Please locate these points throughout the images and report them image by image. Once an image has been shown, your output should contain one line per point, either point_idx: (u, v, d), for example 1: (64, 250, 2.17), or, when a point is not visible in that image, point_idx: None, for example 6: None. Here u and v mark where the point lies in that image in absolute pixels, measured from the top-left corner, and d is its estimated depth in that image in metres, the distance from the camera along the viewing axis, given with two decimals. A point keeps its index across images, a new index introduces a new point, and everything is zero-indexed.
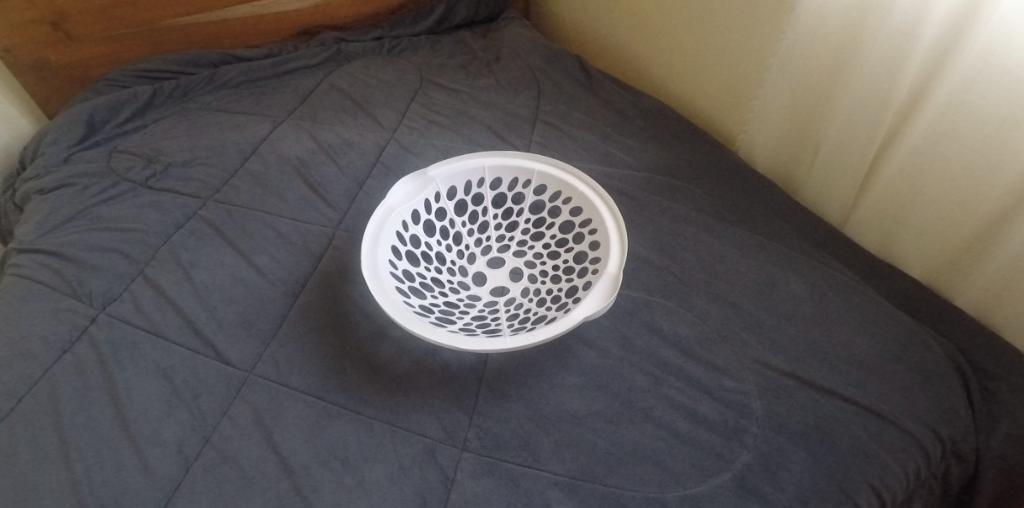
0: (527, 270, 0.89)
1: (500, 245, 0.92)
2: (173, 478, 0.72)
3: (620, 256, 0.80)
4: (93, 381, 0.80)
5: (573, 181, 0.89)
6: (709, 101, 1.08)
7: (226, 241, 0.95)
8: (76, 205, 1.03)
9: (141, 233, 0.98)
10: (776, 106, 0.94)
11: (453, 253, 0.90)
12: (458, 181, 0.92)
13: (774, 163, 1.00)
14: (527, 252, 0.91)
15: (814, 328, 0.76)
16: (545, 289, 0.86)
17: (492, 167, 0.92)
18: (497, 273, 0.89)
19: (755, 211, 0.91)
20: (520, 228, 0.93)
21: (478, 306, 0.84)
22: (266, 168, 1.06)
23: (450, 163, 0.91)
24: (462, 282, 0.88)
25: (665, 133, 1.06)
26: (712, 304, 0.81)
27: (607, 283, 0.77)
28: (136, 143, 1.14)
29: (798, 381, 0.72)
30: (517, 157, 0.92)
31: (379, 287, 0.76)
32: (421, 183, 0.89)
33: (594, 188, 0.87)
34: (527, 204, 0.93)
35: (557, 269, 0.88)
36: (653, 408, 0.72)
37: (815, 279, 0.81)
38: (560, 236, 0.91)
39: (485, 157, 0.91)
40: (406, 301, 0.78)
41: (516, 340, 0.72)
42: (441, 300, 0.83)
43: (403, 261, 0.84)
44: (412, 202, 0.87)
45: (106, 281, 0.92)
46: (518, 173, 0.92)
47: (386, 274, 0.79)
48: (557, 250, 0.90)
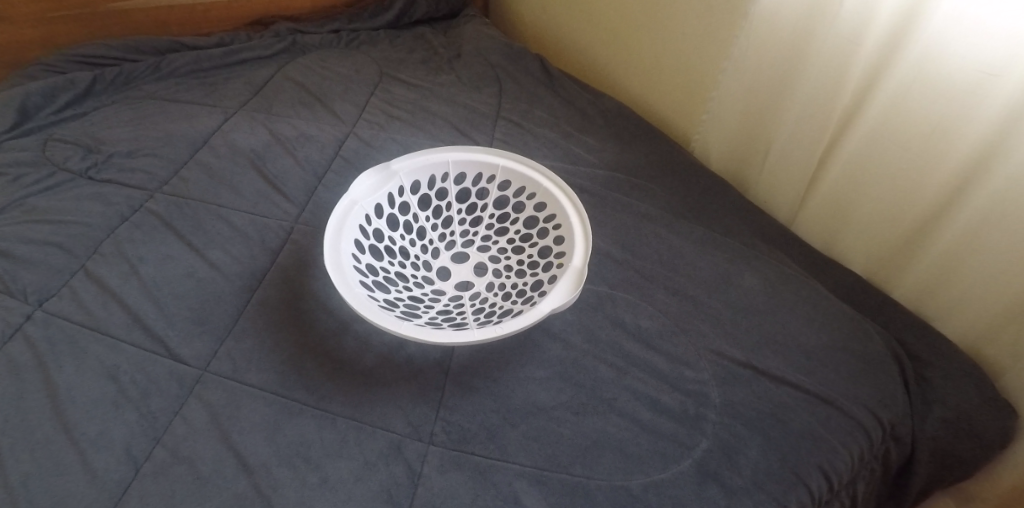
0: (492, 265, 0.89)
1: (464, 240, 0.92)
2: (122, 482, 0.69)
3: (584, 250, 0.81)
4: (30, 381, 0.76)
5: (538, 176, 0.90)
6: (666, 103, 1.11)
7: (176, 235, 0.92)
8: (6, 195, 0.97)
9: (81, 226, 0.93)
10: (730, 109, 0.98)
11: (417, 248, 0.90)
12: (422, 175, 0.91)
13: (729, 165, 1.04)
14: (491, 247, 0.91)
15: (768, 320, 0.80)
16: (510, 283, 0.86)
17: (456, 162, 0.92)
18: (462, 267, 0.89)
19: (711, 209, 0.95)
20: (484, 223, 0.93)
21: (443, 301, 0.83)
22: (219, 161, 1.03)
23: (413, 157, 0.90)
24: (426, 276, 0.87)
25: (624, 133, 1.08)
26: (672, 298, 0.83)
27: (572, 277, 0.78)
28: (74, 132, 1.08)
29: (753, 370, 0.75)
30: (482, 152, 0.92)
31: (342, 281, 0.75)
32: (384, 177, 0.88)
33: (559, 184, 0.88)
34: (491, 200, 0.93)
35: (522, 264, 0.88)
36: (617, 399, 0.74)
37: (768, 273, 0.85)
38: (524, 231, 0.91)
39: (449, 151, 0.91)
40: (371, 295, 0.77)
41: (483, 332, 0.73)
42: (406, 295, 0.82)
43: (367, 255, 0.83)
44: (375, 196, 0.86)
45: (43, 276, 0.87)
46: (482, 168, 0.92)
47: (349, 268, 0.78)
48: (521, 245, 0.90)
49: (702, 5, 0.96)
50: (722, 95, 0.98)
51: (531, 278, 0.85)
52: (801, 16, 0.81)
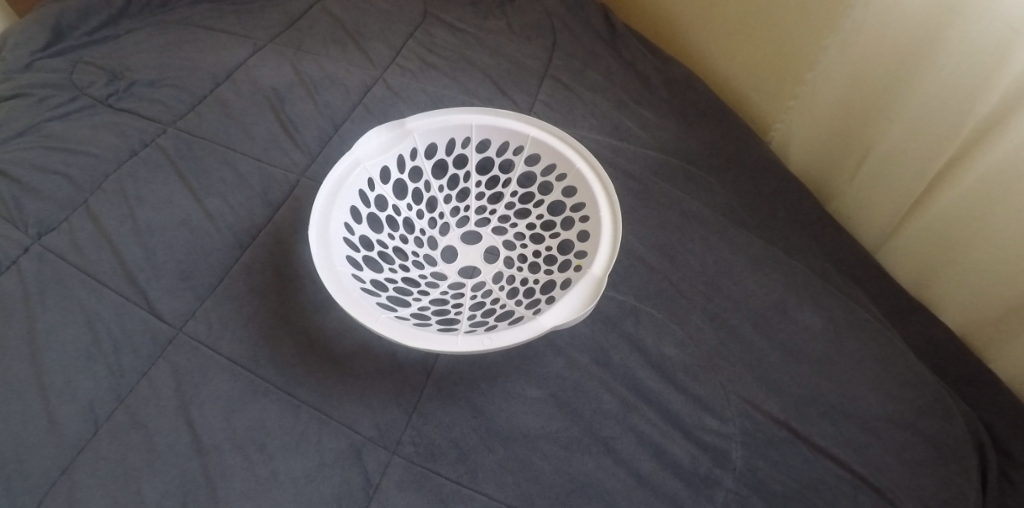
0: (505, 252, 0.77)
1: (479, 218, 0.81)
2: (81, 438, 0.64)
3: (610, 255, 0.67)
4: (10, 315, 0.72)
5: (572, 156, 0.76)
6: (747, 76, 0.92)
7: (179, 177, 0.86)
8: (29, 119, 0.96)
9: (91, 157, 0.89)
10: (826, 94, 0.78)
11: (424, 221, 0.79)
12: (439, 138, 0.79)
13: (812, 163, 0.86)
14: (508, 230, 0.80)
15: (822, 373, 0.66)
16: (519, 277, 0.74)
17: (480, 127, 0.79)
18: (470, 250, 0.78)
19: (779, 220, 0.79)
20: (504, 201, 0.81)
21: (441, 288, 0.73)
22: (240, 99, 0.96)
23: (432, 117, 0.78)
24: (428, 256, 0.77)
25: (689, 109, 0.92)
26: (707, 323, 0.69)
27: (588, 286, 0.65)
28: (103, 56, 1.06)
29: (791, 432, 0.63)
30: (511, 119, 0.79)
31: (323, 254, 0.65)
32: (396, 136, 0.77)
33: (594, 168, 0.74)
34: (515, 176, 0.81)
35: (538, 256, 0.76)
36: (616, 439, 0.62)
37: (834, 311, 0.70)
38: (547, 217, 0.79)
39: (474, 113, 0.79)
40: (355, 274, 0.67)
41: (467, 342, 0.60)
42: (399, 277, 0.72)
43: (363, 225, 0.73)
44: (382, 158, 0.76)
45: (47, 206, 0.84)
46: (509, 138, 0.80)
47: (337, 239, 0.68)
48: (541, 233, 0.78)
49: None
50: (821, 76, 0.79)
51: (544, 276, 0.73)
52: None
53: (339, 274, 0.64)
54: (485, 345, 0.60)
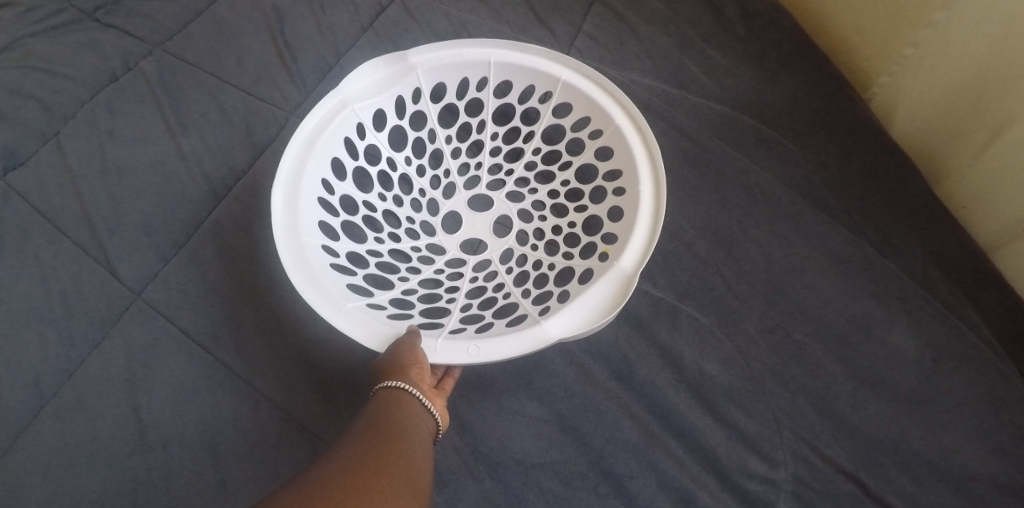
0: (519, 224, 0.65)
1: (492, 180, 0.68)
2: (24, 414, 0.56)
3: (646, 245, 0.53)
4: None
5: (611, 109, 0.60)
6: (848, 13, 0.72)
7: (159, 108, 0.74)
8: (12, 33, 0.84)
9: (68, 80, 0.78)
10: (964, 38, 0.59)
11: (426, 180, 0.67)
12: (450, 77, 0.64)
13: (923, 128, 0.66)
14: (525, 198, 0.67)
15: (911, 414, 0.51)
16: (532, 258, 0.62)
17: (501, 66, 0.63)
18: (477, 220, 0.66)
19: (874, 203, 0.61)
20: (525, 161, 0.67)
21: (435, 266, 0.62)
22: (235, 15, 0.82)
23: (441, 49, 0.63)
24: (426, 224, 0.65)
25: (770, 51, 0.73)
26: (764, 336, 0.55)
27: (615, 284, 0.51)
28: None
29: (859, 490, 0.50)
30: (540, 58, 0.62)
31: (288, 217, 0.54)
32: (397, 73, 0.62)
33: (638, 127, 0.58)
34: (539, 130, 0.66)
35: (558, 234, 0.63)
36: (633, 478, 0.50)
37: (936, 333, 0.54)
38: (574, 185, 0.65)
39: (493, 46, 0.63)
40: (325, 245, 0.56)
41: (444, 352, 0.49)
42: (385, 250, 0.61)
43: (347, 182, 0.61)
44: (376, 100, 0.62)
45: (18, 135, 0.73)
46: (536, 81, 0.64)
47: (308, 200, 0.56)
48: (564, 205, 0.65)
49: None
50: (961, 7, 0.58)
51: (560, 261, 0.60)
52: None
53: (303, 246, 0.53)
54: (474, 356, 0.48)
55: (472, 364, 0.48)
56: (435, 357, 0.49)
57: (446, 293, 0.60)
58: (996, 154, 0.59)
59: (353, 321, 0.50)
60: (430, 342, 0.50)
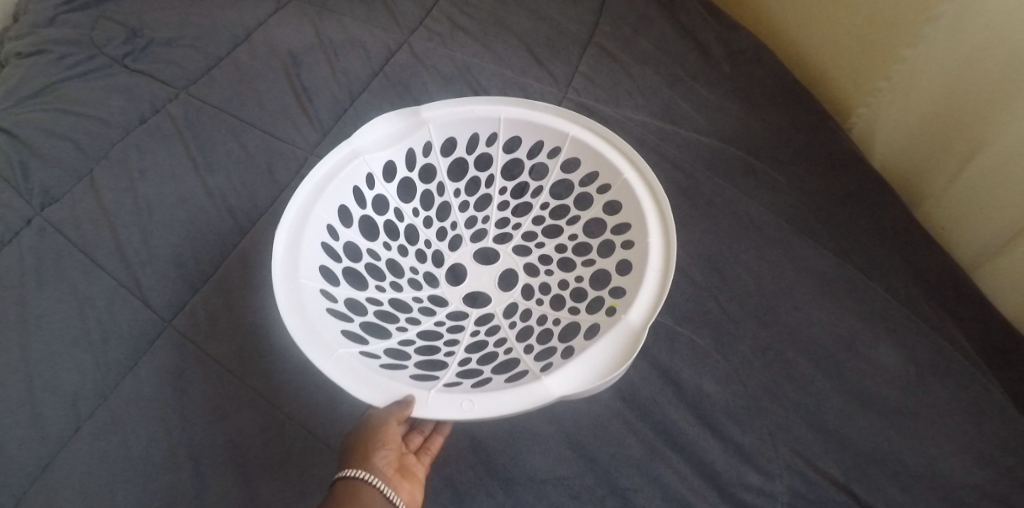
0: (525, 277, 0.69)
1: (497, 234, 0.73)
2: (61, 435, 0.59)
3: (654, 300, 0.55)
4: (6, 296, 0.66)
5: (620, 163, 0.64)
6: (827, 52, 0.77)
7: (184, 148, 0.79)
8: (46, 79, 0.90)
9: (99, 121, 0.83)
10: (933, 77, 0.64)
11: (431, 232, 0.72)
12: (461, 133, 0.70)
13: (900, 160, 0.71)
14: (531, 251, 0.71)
15: (898, 427, 0.54)
16: (538, 313, 0.65)
17: (508, 122, 0.68)
18: (481, 272, 0.70)
19: (857, 228, 0.65)
20: (531, 215, 0.73)
21: (433, 321, 0.66)
22: (255, 62, 0.88)
23: (456, 106, 0.68)
24: (429, 273, 0.70)
25: (755, 87, 0.78)
26: (758, 355, 0.59)
27: (622, 340, 0.53)
28: (123, 11, 0.99)
29: (853, 500, 0.52)
30: (548, 115, 0.68)
31: (288, 260, 0.57)
32: (410, 126, 0.68)
33: (646, 178, 0.63)
34: (548, 183, 0.72)
35: (565, 288, 0.67)
36: (638, 492, 0.53)
37: (917, 348, 0.58)
38: (580, 238, 0.69)
39: (505, 103, 0.68)
40: (323, 289, 0.59)
41: (437, 407, 0.50)
42: (386, 299, 0.65)
43: (352, 230, 0.65)
44: (386, 151, 0.67)
45: (53, 173, 0.78)
46: (546, 136, 0.69)
47: (310, 243, 0.59)
48: (571, 258, 0.69)
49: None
50: (928, 49, 0.63)
51: (567, 316, 0.63)
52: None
53: (300, 289, 0.55)
54: (465, 411, 0.49)
55: (468, 419, 0.49)
56: (426, 410, 0.49)
57: (445, 346, 0.63)
58: (965, 181, 0.64)
59: (341, 366, 0.51)
60: (422, 394, 0.51)
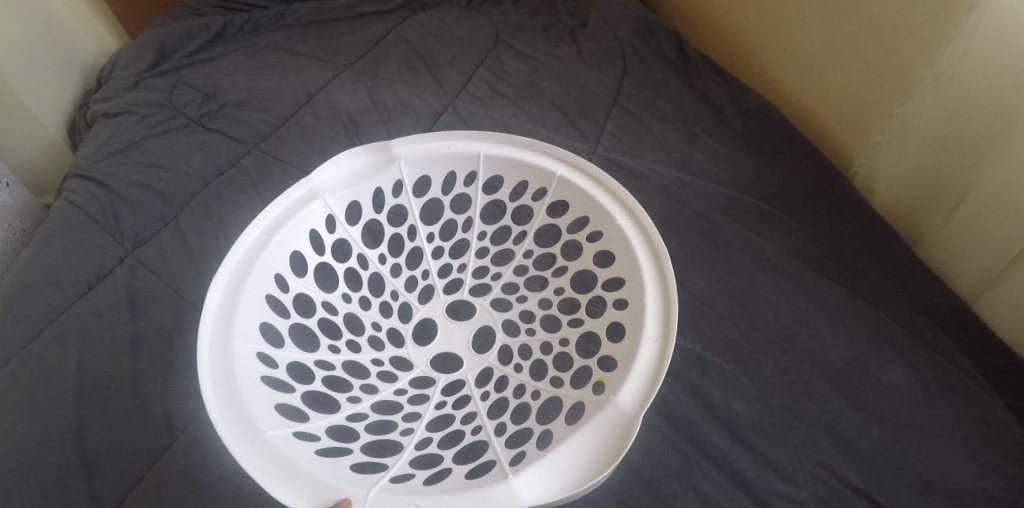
0: (501, 337, 0.75)
1: (474, 286, 0.80)
2: (158, 445, 0.70)
3: (646, 387, 0.58)
4: (121, 327, 0.79)
5: (615, 210, 0.71)
6: (827, 109, 0.87)
7: (258, 198, 0.91)
8: (132, 136, 1.03)
9: (183, 175, 0.95)
10: (920, 132, 0.73)
11: (400, 282, 0.80)
12: (436, 169, 0.80)
13: (898, 203, 0.80)
14: (513, 306, 0.78)
15: (909, 439, 0.61)
16: (517, 381, 0.70)
17: (488, 158, 0.78)
18: (455, 330, 0.77)
19: (862, 264, 0.73)
20: (513, 265, 0.80)
21: (389, 388, 0.71)
22: (318, 123, 1.00)
23: (429, 144, 0.79)
24: (393, 329, 0.77)
25: (764, 142, 0.87)
26: (779, 376, 0.66)
27: (616, 428, 0.57)
28: (198, 77, 1.13)
29: (871, 503, 0.58)
30: (536, 156, 0.77)
31: (224, 324, 0.63)
32: (380, 161, 0.78)
33: (643, 228, 0.69)
34: (530, 230, 0.80)
35: (550, 352, 0.72)
36: (677, 497, 0.59)
37: (924, 370, 0.64)
38: (569, 293, 0.76)
39: (483, 142, 0.78)
40: (261, 351, 0.65)
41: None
42: (337, 363, 0.71)
43: (303, 282, 0.72)
44: (342, 192, 0.76)
45: (143, 219, 0.91)
46: (530, 176, 0.78)
47: (251, 301, 0.66)
48: (560, 318, 0.75)
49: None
50: (916, 107, 0.73)
51: (546, 390, 0.67)
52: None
53: (232, 352, 0.61)
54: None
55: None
56: None
57: (401, 421, 0.68)
58: (957, 222, 0.72)
59: (263, 453, 0.55)
60: (361, 497, 0.54)
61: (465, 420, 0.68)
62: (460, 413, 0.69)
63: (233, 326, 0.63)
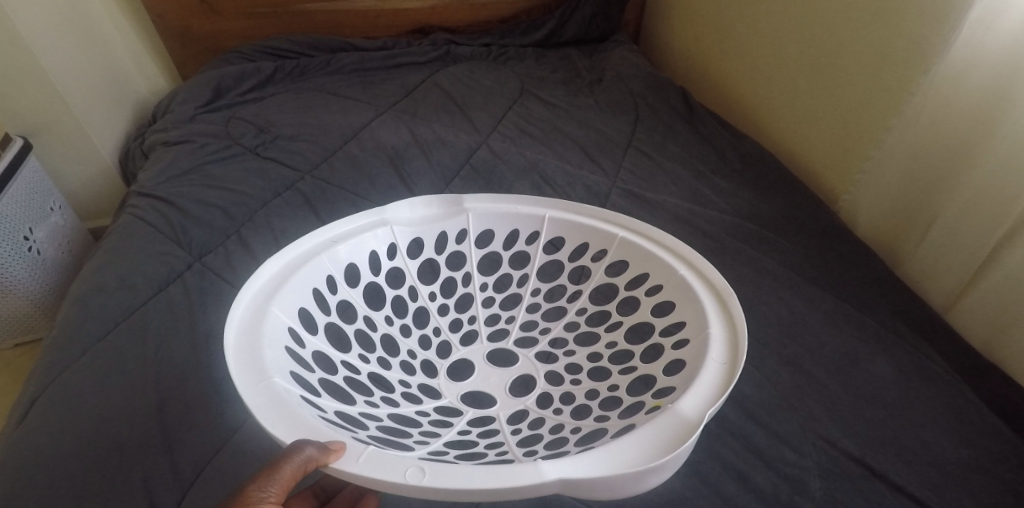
0: (546, 386, 0.77)
1: (521, 337, 0.85)
2: (231, 428, 0.73)
3: (710, 403, 0.55)
4: (196, 320, 0.85)
5: (675, 264, 0.75)
6: (816, 156, 1.02)
7: (314, 214, 1.01)
8: (194, 161, 1.13)
9: (243, 195, 1.05)
10: (895, 170, 0.87)
11: (443, 319, 0.86)
12: (501, 226, 0.87)
13: (881, 230, 0.93)
14: (559, 358, 0.81)
15: (894, 417, 0.71)
16: (552, 422, 0.71)
17: (553, 219, 0.85)
18: (495, 374, 0.79)
19: (849, 276, 0.86)
20: (564, 321, 0.86)
21: (412, 408, 0.72)
22: (364, 154, 1.12)
23: (497, 203, 0.86)
24: (425, 360, 0.81)
25: (760, 181, 1.02)
26: (783, 368, 0.76)
27: (676, 431, 0.54)
28: (252, 113, 1.25)
29: (868, 470, 0.67)
30: (603, 221, 0.83)
31: (267, 295, 0.68)
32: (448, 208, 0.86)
33: (710, 285, 0.71)
34: (587, 288, 0.85)
35: (596, 397, 0.74)
36: (702, 464, 0.68)
37: (904, 362, 0.76)
38: (620, 344, 0.80)
39: (551, 207, 0.85)
40: (291, 327, 0.69)
41: (370, 468, 0.49)
42: (365, 374, 0.74)
43: (341, 294, 0.78)
44: (406, 227, 0.84)
45: (207, 232, 0.99)
46: (592, 239, 0.84)
47: (298, 284, 0.72)
48: (605, 368, 0.78)
49: (875, 42, 0.87)
50: (886, 154, 0.88)
51: (586, 424, 0.67)
52: (1001, 57, 0.71)
53: (264, 314, 0.65)
54: (410, 479, 0.47)
55: (408, 487, 0.47)
56: (352, 466, 0.49)
57: (417, 432, 0.68)
58: (929, 245, 0.85)
59: (264, 393, 0.55)
60: (354, 451, 0.50)
61: (489, 447, 0.68)
62: (485, 439, 0.69)
63: (274, 297, 0.68)
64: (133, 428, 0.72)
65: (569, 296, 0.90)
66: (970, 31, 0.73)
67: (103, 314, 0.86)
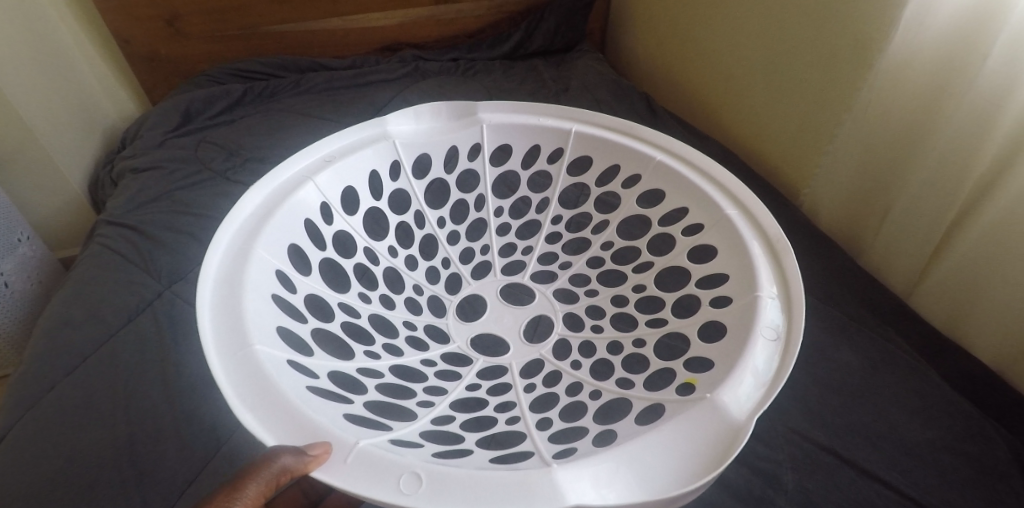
0: (562, 331, 0.82)
1: (534, 272, 0.91)
2: (206, 455, 0.73)
3: (756, 404, 0.56)
4: (167, 347, 0.85)
5: (724, 203, 0.77)
6: (774, 152, 1.05)
7: None
8: (162, 188, 1.12)
9: (213, 221, 1.05)
10: (847, 161, 0.90)
11: (451, 251, 0.92)
12: (524, 141, 0.92)
13: (839, 219, 0.96)
14: (579, 297, 0.87)
15: (861, 404, 0.73)
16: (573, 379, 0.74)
17: (579, 134, 0.89)
18: (506, 312, 0.85)
19: (813, 269, 0.88)
20: (586, 258, 0.90)
21: (416, 355, 0.77)
22: None
23: (516, 114, 0.91)
24: (432, 295, 0.87)
25: None
26: None
27: (718, 435, 0.54)
28: (221, 137, 1.25)
29: (838, 458, 0.68)
30: (637, 142, 0.87)
31: (253, 236, 0.71)
32: (463, 123, 0.91)
33: (758, 230, 0.73)
34: (615, 220, 0.89)
35: (620, 352, 0.77)
36: None
37: (869, 349, 0.78)
38: (648, 287, 0.83)
39: (576, 121, 0.90)
40: (280, 269, 0.72)
41: (358, 479, 0.49)
42: (363, 318, 0.78)
43: (337, 224, 0.82)
44: (407, 150, 0.88)
45: (176, 260, 0.99)
46: (625, 160, 0.88)
47: (283, 219, 0.74)
48: (628, 319, 0.83)
49: (821, 41, 0.90)
50: (838, 147, 0.91)
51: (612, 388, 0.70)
52: (939, 51, 0.74)
53: (250, 257, 0.68)
54: (403, 494, 0.48)
55: (399, 504, 0.47)
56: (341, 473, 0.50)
57: (420, 391, 0.73)
58: (886, 231, 0.87)
59: (241, 370, 0.57)
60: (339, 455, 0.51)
61: (498, 408, 0.72)
62: (495, 401, 0.73)
63: (259, 236, 0.70)
64: (107, 460, 0.72)
65: (594, 227, 0.94)
66: (908, 27, 0.75)
67: (73, 347, 0.85)
